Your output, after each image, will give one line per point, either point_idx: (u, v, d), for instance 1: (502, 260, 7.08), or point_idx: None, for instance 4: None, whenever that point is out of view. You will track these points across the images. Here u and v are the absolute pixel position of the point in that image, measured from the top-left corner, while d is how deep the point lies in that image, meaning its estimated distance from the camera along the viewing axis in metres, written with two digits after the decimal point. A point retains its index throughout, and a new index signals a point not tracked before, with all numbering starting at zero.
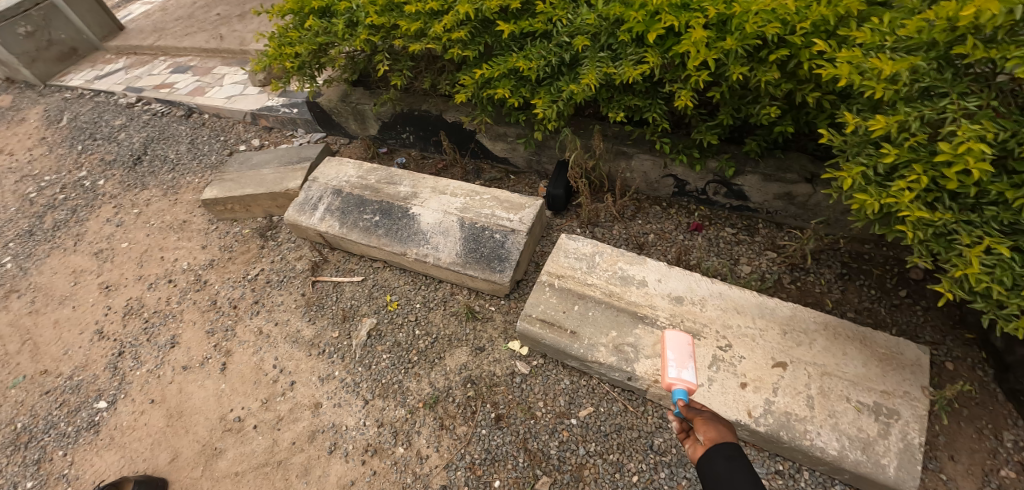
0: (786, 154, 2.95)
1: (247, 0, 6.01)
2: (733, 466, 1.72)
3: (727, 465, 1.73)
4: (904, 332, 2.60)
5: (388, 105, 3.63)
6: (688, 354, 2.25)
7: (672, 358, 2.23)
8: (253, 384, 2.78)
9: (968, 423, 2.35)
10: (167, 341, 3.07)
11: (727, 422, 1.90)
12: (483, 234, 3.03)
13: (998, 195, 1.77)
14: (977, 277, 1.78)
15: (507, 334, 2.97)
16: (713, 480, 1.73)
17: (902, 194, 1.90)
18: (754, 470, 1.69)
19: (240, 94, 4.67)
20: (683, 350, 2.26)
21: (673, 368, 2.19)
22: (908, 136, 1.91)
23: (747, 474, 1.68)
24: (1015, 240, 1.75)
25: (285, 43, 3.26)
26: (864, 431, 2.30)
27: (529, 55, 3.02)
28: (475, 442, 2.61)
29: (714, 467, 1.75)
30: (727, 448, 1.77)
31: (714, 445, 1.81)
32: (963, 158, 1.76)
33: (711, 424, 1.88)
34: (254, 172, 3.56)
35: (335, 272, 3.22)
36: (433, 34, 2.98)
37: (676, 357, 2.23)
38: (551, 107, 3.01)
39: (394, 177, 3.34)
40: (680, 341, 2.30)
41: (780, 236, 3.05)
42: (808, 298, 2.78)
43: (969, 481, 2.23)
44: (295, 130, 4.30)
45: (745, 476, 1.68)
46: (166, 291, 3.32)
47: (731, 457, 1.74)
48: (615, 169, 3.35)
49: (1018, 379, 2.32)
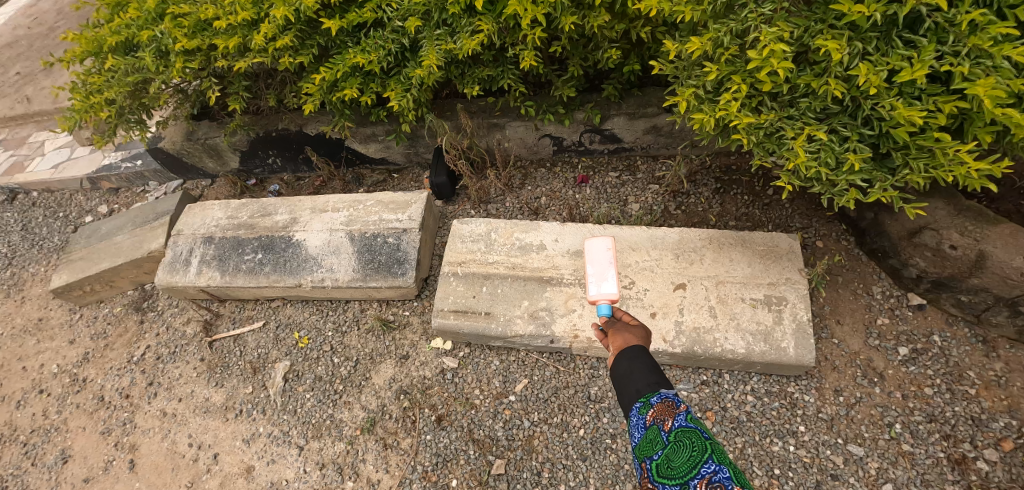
0: (643, 91, 3.16)
1: (41, 47, 5.16)
2: (636, 365, 1.55)
3: (629, 363, 1.57)
4: (777, 227, 2.95)
5: (240, 133, 3.41)
6: (610, 261, 2.01)
7: (592, 272, 2.01)
8: (172, 472, 2.61)
9: (844, 288, 2.73)
10: (57, 457, 2.76)
11: (646, 329, 1.73)
12: (376, 241, 2.91)
13: (806, 87, 2.04)
14: (806, 164, 2.06)
15: (427, 334, 2.87)
16: (617, 380, 1.58)
17: (730, 105, 2.14)
18: (657, 368, 1.53)
19: (68, 160, 4.13)
20: (605, 257, 2.03)
21: (593, 284, 1.97)
22: (723, 51, 2.14)
23: (650, 373, 1.52)
24: (829, 124, 2.05)
25: (91, 91, 2.92)
26: (762, 323, 2.47)
27: (366, 48, 2.75)
28: (423, 450, 2.52)
29: (618, 368, 1.59)
30: (633, 349, 1.61)
31: (621, 349, 1.63)
32: (768, 60, 1.97)
33: (623, 333, 1.70)
34: (107, 242, 3.27)
35: (232, 324, 3.07)
36: (257, 46, 2.73)
37: (596, 268, 2.01)
38: (406, 97, 2.82)
39: (267, 208, 3.19)
40: (601, 247, 2.06)
41: (658, 168, 3.31)
42: (695, 218, 3.06)
43: (855, 337, 2.60)
44: (146, 184, 3.95)
45: (648, 375, 1.52)
46: (39, 404, 2.97)
47: (634, 355, 1.58)
48: (492, 142, 3.37)
49: (875, 239, 2.69)
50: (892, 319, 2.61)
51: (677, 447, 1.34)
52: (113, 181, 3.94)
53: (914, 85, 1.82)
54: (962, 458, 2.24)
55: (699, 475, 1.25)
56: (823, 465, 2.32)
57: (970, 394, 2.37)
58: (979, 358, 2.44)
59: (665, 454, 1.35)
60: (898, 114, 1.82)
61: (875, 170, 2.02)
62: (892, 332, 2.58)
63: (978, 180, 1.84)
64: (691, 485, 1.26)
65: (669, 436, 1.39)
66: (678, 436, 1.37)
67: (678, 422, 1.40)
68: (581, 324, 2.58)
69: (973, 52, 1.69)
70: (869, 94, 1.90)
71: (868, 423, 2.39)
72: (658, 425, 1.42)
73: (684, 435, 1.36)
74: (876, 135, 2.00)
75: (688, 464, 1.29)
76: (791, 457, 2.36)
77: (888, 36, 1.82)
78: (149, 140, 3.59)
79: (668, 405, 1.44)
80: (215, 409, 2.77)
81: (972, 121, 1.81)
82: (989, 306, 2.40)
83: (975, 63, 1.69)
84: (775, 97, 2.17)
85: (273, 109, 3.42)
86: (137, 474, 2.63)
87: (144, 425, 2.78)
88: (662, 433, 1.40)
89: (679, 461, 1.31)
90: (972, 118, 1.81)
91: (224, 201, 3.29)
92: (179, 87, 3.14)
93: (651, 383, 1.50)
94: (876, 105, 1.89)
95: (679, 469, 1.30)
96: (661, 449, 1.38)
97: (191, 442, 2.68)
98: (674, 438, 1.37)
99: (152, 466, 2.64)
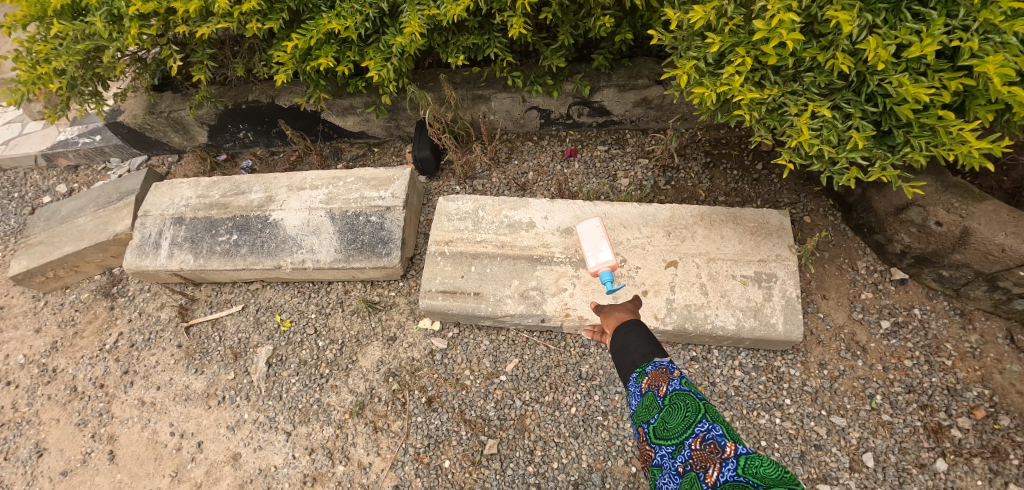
0: (633, 61, 3.06)
1: None
2: (630, 338, 1.55)
3: (624, 336, 1.57)
4: (766, 202, 2.93)
5: (206, 105, 3.21)
6: (601, 235, 2.20)
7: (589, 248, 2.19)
8: (154, 462, 2.54)
9: (831, 263, 2.75)
10: (31, 451, 2.65)
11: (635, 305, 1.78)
12: (358, 220, 2.79)
13: (811, 61, 1.98)
14: (809, 141, 2.03)
15: (415, 315, 2.81)
16: (614, 352, 1.59)
17: (733, 79, 2.07)
18: (651, 338, 1.52)
19: (18, 135, 3.83)
20: (596, 232, 2.22)
21: (591, 256, 2.18)
22: (726, 21, 2.05)
23: (645, 343, 1.51)
24: (832, 100, 2.01)
25: (37, 60, 2.66)
26: (752, 299, 2.47)
27: (342, 13, 2.57)
28: (414, 432, 2.50)
29: (614, 343, 1.60)
30: (627, 322, 1.60)
31: (616, 324, 1.64)
32: (776, 32, 1.90)
33: (619, 310, 1.71)
34: (68, 224, 3.06)
35: (209, 309, 2.95)
36: (221, 10, 2.52)
37: (590, 244, 2.21)
38: (386, 66, 2.65)
39: (241, 185, 3.03)
40: (591, 226, 2.25)
41: (647, 141, 3.25)
42: (684, 193, 3.02)
43: (839, 311, 2.64)
44: (108, 161, 3.70)
45: (643, 346, 1.52)
46: (7, 398, 2.83)
47: (628, 328, 1.57)
48: (477, 115, 3.25)
49: (861, 215, 2.71)
50: (875, 294, 2.65)
51: (673, 410, 1.34)
52: (70, 158, 3.68)
53: (921, 60, 1.77)
54: (938, 427, 2.31)
55: (693, 435, 1.28)
56: (807, 436, 2.38)
57: (946, 366, 2.43)
58: (956, 331, 2.50)
59: (662, 418, 1.36)
60: (905, 91, 1.77)
61: (875, 148, 2.01)
62: (875, 306, 2.62)
63: (977, 160, 1.82)
64: (686, 445, 1.29)
65: (664, 400, 1.37)
66: (673, 400, 1.35)
67: (673, 386, 1.38)
68: (572, 303, 2.55)
69: (982, 26, 1.65)
70: (875, 69, 1.85)
71: (850, 395, 2.44)
72: (653, 391, 1.40)
73: (679, 398, 1.35)
74: (878, 112, 1.97)
75: (684, 426, 1.31)
76: (777, 429, 2.41)
77: (897, 8, 1.78)
78: (107, 113, 3.34)
79: (662, 371, 1.42)
80: (197, 397, 2.69)
81: (975, 99, 1.79)
82: (968, 281, 2.44)
83: (984, 38, 1.66)
84: (777, 70, 2.10)
85: (242, 79, 3.21)
86: (117, 465, 2.55)
87: (122, 415, 2.68)
88: (658, 398, 1.39)
89: (675, 423, 1.33)
90: (975, 95, 1.78)
91: (193, 179, 3.11)
92: (136, 56, 2.91)
93: (644, 353, 1.49)
94: (883, 81, 1.84)
95: (675, 431, 1.32)
96: (657, 413, 1.38)
97: (173, 431, 2.60)
98: (669, 401, 1.36)
99: (134, 457, 2.56)
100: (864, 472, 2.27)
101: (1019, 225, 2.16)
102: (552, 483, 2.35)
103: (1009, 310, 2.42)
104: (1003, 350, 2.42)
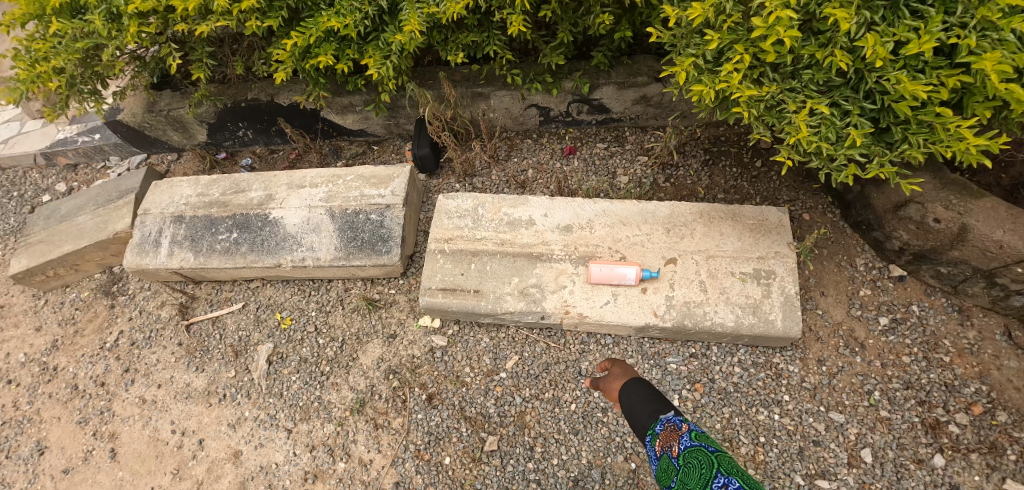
0: (633, 59, 3.06)
1: None
2: (638, 400, 1.71)
3: (633, 401, 1.73)
4: (765, 199, 2.93)
5: (206, 103, 3.21)
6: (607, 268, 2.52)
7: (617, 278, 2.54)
8: (156, 459, 2.55)
9: (829, 260, 2.76)
10: (32, 450, 2.66)
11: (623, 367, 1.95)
12: (358, 218, 2.79)
13: (810, 58, 1.98)
14: (807, 139, 2.04)
15: (415, 312, 2.82)
16: (629, 418, 1.73)
17: (731, 77, 2.08)
18: (657, 398, 1.68)
19: (17, 134, 3.83)
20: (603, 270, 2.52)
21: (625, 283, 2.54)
22: (725, 18, 2.05)
23: (652, 403, 1.68)
24: (831, 97, 2.02)
25: (36, 59, 2.65)
26: (751, 296, 2.48)
27: (341, 11, 2.57)
28: (414, 429, 2.51)
29: (626, 408, 1.75)
30: (633, 386, 1.77)
31: (623, 391, 1.81)
32: (774, 29, 1.90)
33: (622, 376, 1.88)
34: (67, 223, 3.06)
35: (210, 307, 2.96)
36: (221, 8, 2.52)
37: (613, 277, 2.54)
38: (385, 64, 2.65)
39: (240, 184, 3.03)
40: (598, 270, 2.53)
41: (647, 139, 3.25)
42: (683, 191, 3.03)
43: (838, 308, 2.65)
44: (107, 159, 3.70)
45: (649, 407, 1.67)
46: (8, 396, 2.84)
47: (634, 391, 1.75)
48: (476, 113, 3.26)
49: (860, 212, 2.71)
50: (874, 290, 2.66)
51: (689, 468, 1.38)
52: (69, 156, 3.67)
53: (919, 57, 1.78)
54: (936, 422, 2.32)
55: None
56: (806, 432, 2.39)
57: (944, 362, 2.45)
58: (954, 327, 2.52)
59: (681, 478, 1.39)
60: (902, 88, 1.78)
61: (873, 145, 2.02)
62: (873, 302, 2.63)
63: (974, 157, 1.83)
64: None
65: (678, 459, 1.44)
66: (686, 458, 1.40)
67: (683, 443, 1.46)
68: (572, 300, 2.56)
69: (979, 24, 1.66)
70: (873, 66, 1.86)
71: (848, 391, 2.45)
72: (667, 451, 1.49)
73: (692, 455, 1.40)
74: (877, 109, 1.97)
75: (701, 483, 1.32)
76: (776, 424, 2.41)
77: (896, 4, 1.78)
78: (106, 112, 3.34)
79: (672, 429, 1.52)
80: (197, 395, 2.69)
81: (972, 96, 1.80)
82: (966, 278, 2.45)
83: (981, 35, 1.67)
84: (776, 68, 2.11)
85: (241, 77, 3.21)
86: (119, 463, 2.56)
87: (123, 413, 2.69)
88: (673, 458, 1.46)
89: (693, 481, 1.34)
90: (972, 92, 1.79)
91: (193, 177, 3.11)
92: (135, 54, 2.91)
93: (652, 412, 1.64)
94: (881, 78, 1.85)
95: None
96: (676, 474, 1.42)
97: (174, 429, 2.61)
98: (682, 459, 1.42)
99: (135, 455, 2.57)
100: (862, 467, 2.28)
101: (1017, 223, 2.17)
102: (552, 480, 2.36)
103: (1006, 306, 2.43)
104: (1000, 346, 2.44)
